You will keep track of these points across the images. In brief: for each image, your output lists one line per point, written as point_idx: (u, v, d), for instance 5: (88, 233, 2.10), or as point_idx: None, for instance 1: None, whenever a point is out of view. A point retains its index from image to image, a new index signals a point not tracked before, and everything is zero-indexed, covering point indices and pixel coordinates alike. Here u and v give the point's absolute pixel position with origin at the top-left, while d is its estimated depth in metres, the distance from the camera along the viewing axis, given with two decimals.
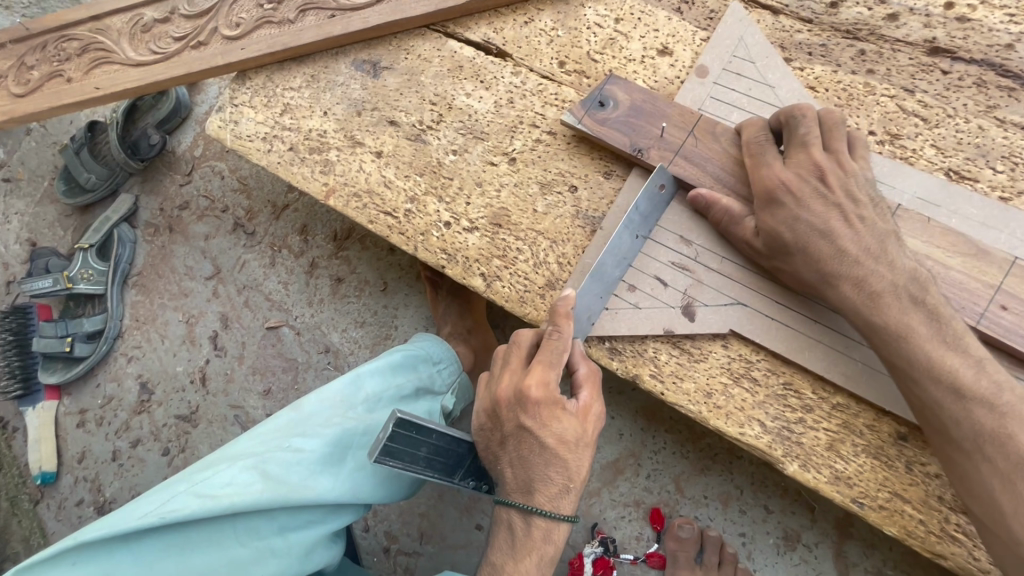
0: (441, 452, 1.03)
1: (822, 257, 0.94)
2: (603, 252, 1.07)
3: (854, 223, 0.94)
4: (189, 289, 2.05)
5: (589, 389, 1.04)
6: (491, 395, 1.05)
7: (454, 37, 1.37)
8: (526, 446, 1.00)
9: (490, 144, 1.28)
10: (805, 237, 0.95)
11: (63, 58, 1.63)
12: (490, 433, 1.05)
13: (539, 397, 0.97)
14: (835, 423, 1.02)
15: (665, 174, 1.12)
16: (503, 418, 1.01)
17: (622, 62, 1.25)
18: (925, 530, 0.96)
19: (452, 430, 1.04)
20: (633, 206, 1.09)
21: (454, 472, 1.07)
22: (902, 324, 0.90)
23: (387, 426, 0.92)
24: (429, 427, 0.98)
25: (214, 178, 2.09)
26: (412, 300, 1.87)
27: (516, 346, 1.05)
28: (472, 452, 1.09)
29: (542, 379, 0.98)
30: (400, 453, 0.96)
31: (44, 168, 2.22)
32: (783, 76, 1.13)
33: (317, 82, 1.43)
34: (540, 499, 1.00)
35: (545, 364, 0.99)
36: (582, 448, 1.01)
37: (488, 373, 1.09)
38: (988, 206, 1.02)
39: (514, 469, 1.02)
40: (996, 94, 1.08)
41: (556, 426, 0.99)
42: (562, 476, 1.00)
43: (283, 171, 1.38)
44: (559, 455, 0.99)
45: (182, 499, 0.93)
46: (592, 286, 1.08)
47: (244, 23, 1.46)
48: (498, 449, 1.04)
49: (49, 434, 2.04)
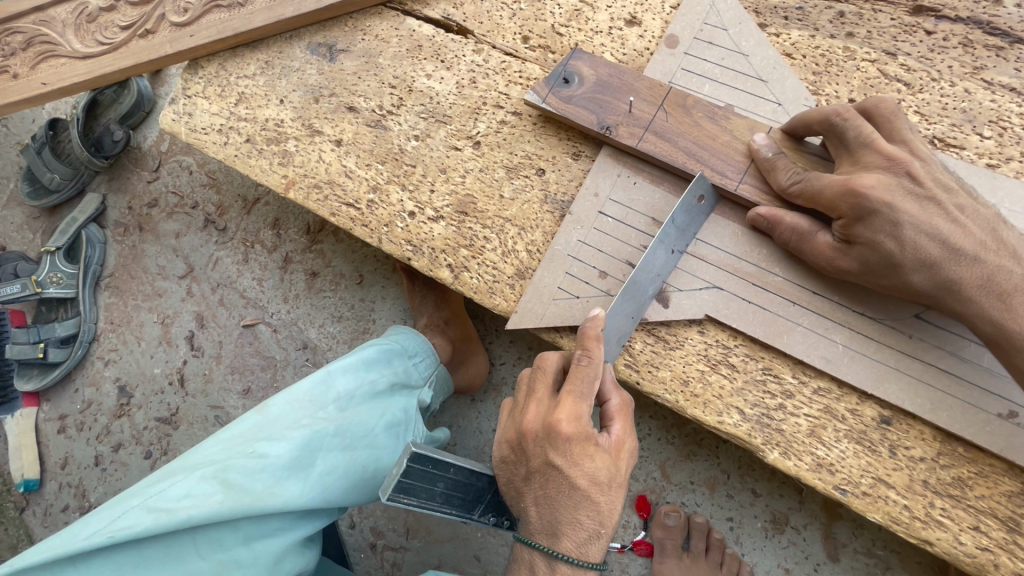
0: (459, 487, 0.97)
1: (882, 246, 0.85)
2: (635, 270, 0.99)
3: (892, 198, 0.84)
4: (164, 289, 2.00)
5: (622, 421, 0.96)
6: (515, 426, 0.99)
7: (412, 15, 1.30)
8: (554, 485, 0.92)
9: (453, 128, 1.21)
10: (875, 232, 0.85)
11: (7, 53, 1.55)
12: (513, 467, 0.98)
13: (571, 433, 0.90)
14: (817, 409, 0.98)
15: (704, 184, 1.01)
16: (529, 451, 0.95)
17: (588, 35, 1.18)
18: (910, 516, 0.92)
19: (471, 463, 0.99)
20: (669, 220, 0.99)
21: (472, 508, 1.01)
22: (942, 282, 0.85)
23: (403, 461, 0.86)
24: (445, 461, 0.92)
25: (181, 173, 2.02)
26: (389, 292, 1.82)
27: (542, 371, 1.00)
28: (492, 485, 1.03)
29: (573, 412, 0.91)
30: (415, 488, 0.91)
31: (9, 170, 2.15)
32: (757, 43, 1.06)
33: (272, 69, 1.35)
34: (566, 544, 0.93)
35: (575, 396, 0.92)
36: (614, 490, 0.93)
37: (514, 399, 1.04)
38: (974, 174, 0.96)
39: (539, 508, 0.95)
40: (984, 54, 1.01)
41: (588, 465, 0.91)
42: (593, 521, 0.92)
43: (241, 165, 1.32)
44: (591, 498, 0.91)
45: (133, 515, 0.88)
46: (622, 305, 1.01)
47: (192, 7, 1.38)
48: (522, 485, 0.98)
49: (30, 442, 2.01)
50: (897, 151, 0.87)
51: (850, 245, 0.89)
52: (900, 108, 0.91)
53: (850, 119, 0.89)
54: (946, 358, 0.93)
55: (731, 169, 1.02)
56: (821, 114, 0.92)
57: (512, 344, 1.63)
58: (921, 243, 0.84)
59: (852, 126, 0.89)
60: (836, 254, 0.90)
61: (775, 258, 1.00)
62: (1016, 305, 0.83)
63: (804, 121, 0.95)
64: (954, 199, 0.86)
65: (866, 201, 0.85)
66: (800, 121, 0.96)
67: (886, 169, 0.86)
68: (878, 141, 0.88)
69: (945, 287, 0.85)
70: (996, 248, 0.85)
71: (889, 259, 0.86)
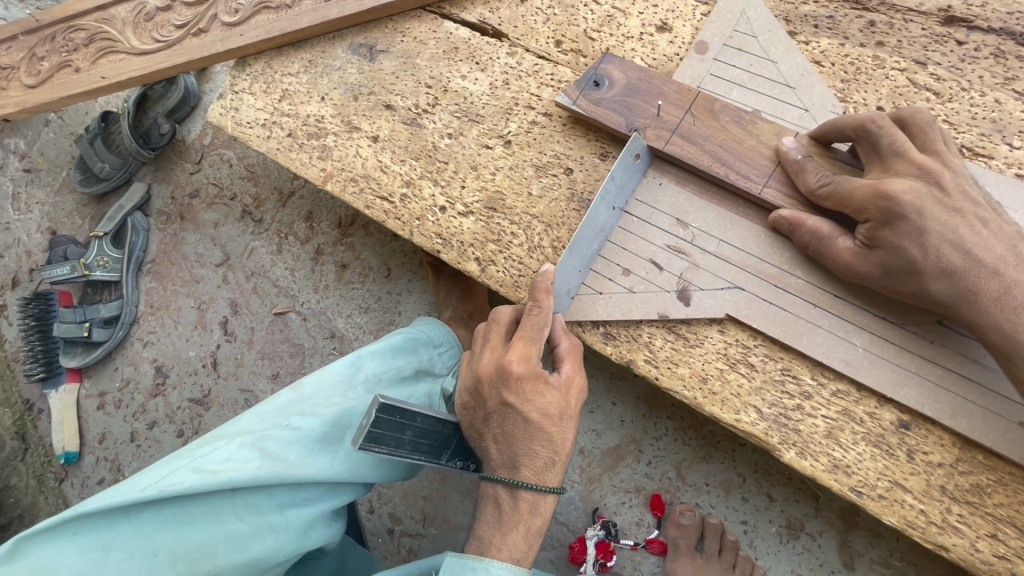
0: (426, 435, 1.03)
1: (907, 251, 0.86)
2: (581, 226, 1.05)
3: (922, 205, 0.85)
4: (201, 276, 2.09)
5: (570, 363, 1.04)
6: (472, 372, 1.07)
7: (450, 19, 1.35)
8: (510, 422, 0.99)
9: (485, 127, 1.26)
10: (901, 236, 0.86)
11: (71, 48, 1.66)
12: (473, 412, 1.05)
13: (522, 372, 0.98)
14: (834, 411, 0.99)
15: (638, 142, 1.10)
16: (484, 394, 1.02)
17: (620, 40, 1.21)
18: (926, 521, 0.93)
19: (436, 412, 1.05)
20: (610, 177, 1.07)
21: (439, 454, 1.07)
22: (965, 291, 0.86)
23: (371, 411, 0.90)
24: (413, 410, 0.98)
25: (222, 166, 2.11)
26: (415, 286, 1.87)
27: (496, 323, 1.08)
28: (458, 433, 1.11)
29: (524, 354, 0.99)
30: (386, 437, 0.95)
31: (63, 159, 2.28)
32: (786, 50, 1.09)
33: (315, 67, 1.42)
34: (526, 474, 0.99)
35: (526, 339, 1.01)
36: (566, 422, 1.01)
37: (471, 351, 1.11)
38: (1003, 184, 0.96)
39: (498, 445, 1.02)
40: (1016, 65, 1.02)
41: (540, 400, 0.99)
42: (547, 450, 0.99)
43: (282, 158, 1.38)
44: (544, 429, 0.98)
45: (180, 473, 0.93)
46: (570, 261, 1.07)
47: (243, 9, 1.47)
48: (482, 426, 1.04)
49: (71, 416, 2.11)
50: (927, 160, 0.88)
51: (871, 248, 0.90)
52: (934, 118, 0.92)
53: (884, 126, 0.91)
54: (967, 364, 0.93)
55: (757, 173, 1.04)
56: (856, 120, 0.94)
57: None
58: (946, 249, 0.85)
59: (885, 134, 0.91)
60: (857, 257, 0.92)
61: (798, 262, 1.02)
62: None
63: (837, 125, 0.97)
64: (980, 211, 0.87)
65: (896, 206, 0.86)
66: (832, 127, 0.97)
67: (917, 177, 0.88)
68: (909, 150, 0.89)
69: (967, 294, 0.86)
70: (1017, 258, 0.86)
71: (911, 265, 0.87)
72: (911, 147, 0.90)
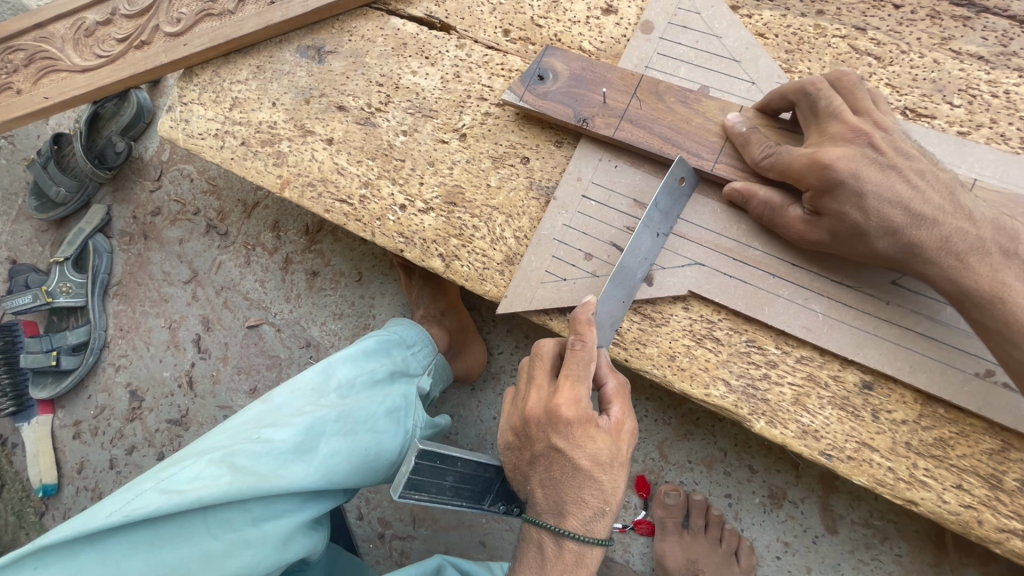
0: (467, 479, 1.04)
1: (849, 216, 0.87)
2: (622, 256, 1.01)
3: (855, 168, 0.86)
4: (169, 294, 2.05)
5: (619, 404, 0.98)
6: (517, 413, 1.02)
7: (396, 14, 1.34)
8: (557, 468, 0.95)
9: (440, 122, 1.25)
10: (842, 203, 0.87)
11: (10, 69, 1.60)
12: (518, 453, 1.01)
13: (571, 417, 0.92)
14: (799, 377, 1.00)
15: (685, 166, 1.04)
16: (533, 436, 0.97)
17: (567, 25, 1.21)
18: (894, 477, 0.94)
19: (476, 456, 1.05)
20: (652, 204, 1.02)
21: (481, 498, 1.07)
22: (906, 245, 0.87)
23: (410, 459, 0.93)
24: (452, 456, 0.99)
25: (183, 181, 2.07)
26: (388, 288, 1.86)
27: (540, 357, 1.02)
28: (500, 476, 1.09)
29: (573, 396, 0.93)
30: (426, 485, 0.97)
31: (17, 185, 2.21)
32: (729, 25, 1.09)
33: (263, 73, 1.39)
34: (572, 522, 0.95)
35: (573, 379, 0.94)
36: (617, 469, 0.95)
37: (515, 387, 1.05)
38: (944, 141, 0.98)
39: (544, 489, 0.97)
40: (951, 25, 1.04)
41: (590, 446, 0.93)
42: (598, 499, 0.94)
43: (238, 167, 1.36)
44: (594, 478, 0.93)
45: (146, 496, 0.91)
46: (612, 292, 1.03)
47: (185, 17, 1.43)
48: (528, 470, 1.00)
49: (47, 448, 2.06)
50: (860, 122, 0.89)
51: (819, 216, 0.91)
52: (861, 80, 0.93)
53: (822, 88, 0.92)
54: (923, 322, 0.95)
55: (708, 151, 1.05)
56: (796, 85, 0.95)
57: (509, 333, 1.65)
58: (888, 206, 0.86)
59: (824, 96, 0.92)
60: (808, 226, 0.93)
61: (754, 233, 1.02)
62: (970, 267, 0.85)
63: (780, 92, 0.98)
64: (914, 164, 0.88)
65: (831, 173, 0.87)
66: (775, 94, 0.98)
67: (849, 140, 0.88)
68: (845, 112, 0.90)
69: (912, 248, 0.86)
70: (953, 216, 0.86)
71: (856, 229, 0.88)
72: (846, 110, 0.90)
